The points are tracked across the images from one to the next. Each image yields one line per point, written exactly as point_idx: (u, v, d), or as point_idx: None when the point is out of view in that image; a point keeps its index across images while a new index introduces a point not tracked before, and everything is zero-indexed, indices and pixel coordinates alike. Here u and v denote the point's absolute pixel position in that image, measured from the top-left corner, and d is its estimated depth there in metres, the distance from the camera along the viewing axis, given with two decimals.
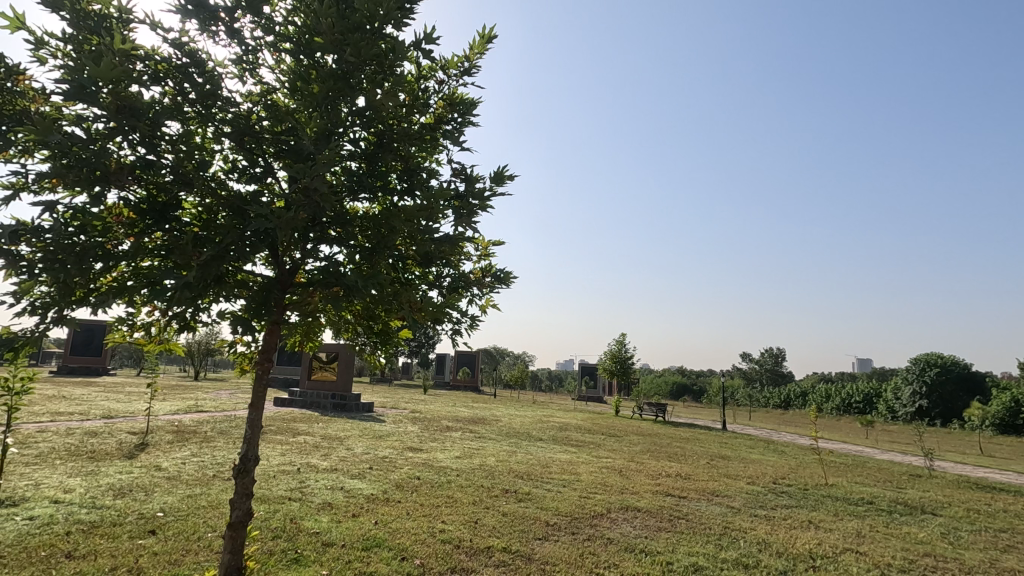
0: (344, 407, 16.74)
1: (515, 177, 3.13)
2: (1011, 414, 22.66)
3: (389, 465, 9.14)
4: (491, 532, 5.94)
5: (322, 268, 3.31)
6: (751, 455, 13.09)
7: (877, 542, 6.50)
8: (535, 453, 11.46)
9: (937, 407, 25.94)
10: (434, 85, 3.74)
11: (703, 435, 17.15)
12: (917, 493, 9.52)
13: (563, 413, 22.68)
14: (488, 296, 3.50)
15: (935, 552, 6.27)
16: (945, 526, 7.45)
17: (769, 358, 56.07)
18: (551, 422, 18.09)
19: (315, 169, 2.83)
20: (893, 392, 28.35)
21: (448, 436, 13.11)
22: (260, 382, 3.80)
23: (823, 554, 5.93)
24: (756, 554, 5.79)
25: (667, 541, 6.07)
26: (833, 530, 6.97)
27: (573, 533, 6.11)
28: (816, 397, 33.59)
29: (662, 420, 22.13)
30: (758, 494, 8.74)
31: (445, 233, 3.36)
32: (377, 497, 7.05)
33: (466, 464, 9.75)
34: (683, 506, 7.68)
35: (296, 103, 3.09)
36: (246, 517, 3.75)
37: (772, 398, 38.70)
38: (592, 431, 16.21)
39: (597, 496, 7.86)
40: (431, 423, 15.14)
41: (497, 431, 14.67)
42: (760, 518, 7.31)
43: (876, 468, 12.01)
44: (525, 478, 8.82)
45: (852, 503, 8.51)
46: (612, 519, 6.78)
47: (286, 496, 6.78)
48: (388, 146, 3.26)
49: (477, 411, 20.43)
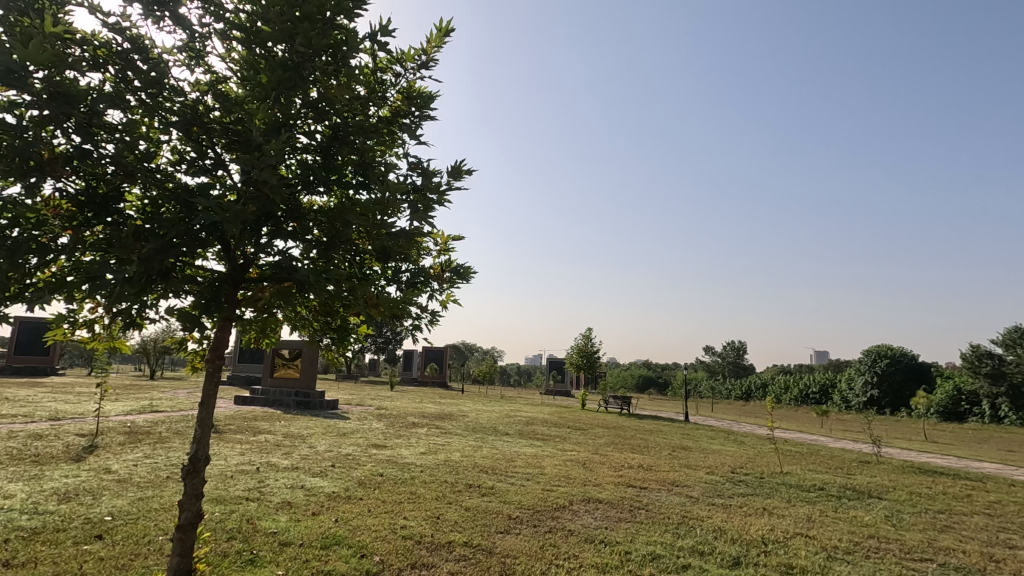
0: (308, 404, 16.47)
1: (473, 171, 3.13)
2: (954, 403, 24.15)
3: (353, 463, 9.04)
4: (453, 527, 5.95)
5: (275, 263, 3.25)
6: (711, 445, 13.46)
7: (825, 526, 6.79)
8: (500, 447, 11.51)
9: (887, 397, 27.21)
10: (392, 77, 3.69)
11: (666, 427, 17.52)
12: (865, 478, 9.98)
13: (530, 408, 22.81)
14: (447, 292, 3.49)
15: (879, 534, 6.59)
16: (889, 509, 7.84)
17: (732, 351, 57.85)
18: (518, 416, 18.20)
19: (264, 161, 2.76)
20: (847, 383, 29.57)
21: (414, 432, 13.05)
22: (210, 380, 3.70)
23: (775, 539, 6.16)
24: (711, 541, 5.97)
25: (627, 531, 6.20)
26: (786, 516, 7.24)
27: (534, 526, 6.18)
28: (775, 388, 34.71)
29: (627, 413, 22.53)
30: (717, 483, 9.01)
31: (402, 228, 3.33)
32: (339, 495, 6.97)
33: (431, 459, 9.73)
34: (643, 497, 7.84)
35: (246, 93, 3.01)
36: (195, 519, 3.66)
37: (733, 391, 39.84)
38: (558, 424, 16.41)
39: (561, 489, 7.95)
40: (396, 420, 15.04)
41: (464, 427, 14.65)
42: (717, 506, 7.54)
43: (827, 455, 12.53)
44: (489, 472, 8.86)
45: (805, 490, 8.84)
46: (574, 511, 6.88)
47: (243, 497, 6.62)
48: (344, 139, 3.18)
49: (445, 407, 20.36)
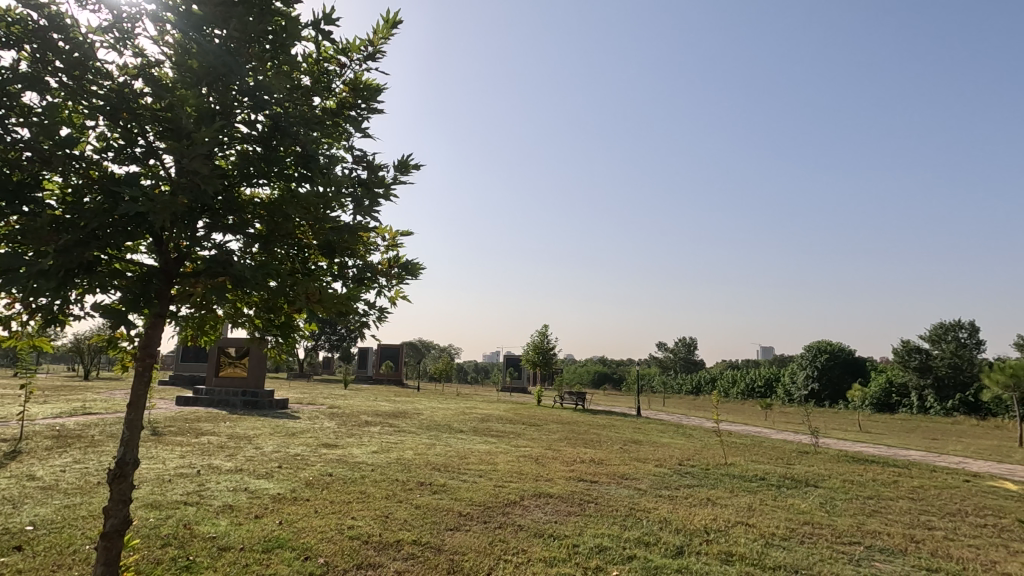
0: (256, 404, 15.94)
1: (420, 166, 3.07)
2: (886, 394, 25.70)
3: (301, 463, 8.81)
4: (401, 525, 5.88)
5: (211, 257, 3.10)
6: (660, 438, 13.81)
7: (764, 514, 7.08)
8: (454, 445, 11.47)
9: (826, 390, 28.69)
10: (337, 68, 3.60)
11: (618, 421, 17.88)
12: (803, 468, 10.47)
13: (486, 404, 22.81)
14: (397, 287, 3.41)
15: (813, 520, 6.93)
16: (824, 496, 8.26)
17: (683, 347, 59.76)
18: (474, 413, 18.15)
19: (194, 151, 2.62)
20: (790, 377, 30.96)
21: (367, 430, 12.83)
22: (140, 379, 3.50)
23: (716, 528, 6.38)
24: (656, 532, 6.12)
25: (575, 524, 6.29)
26: (728, 505, 7.51)
27: (484, 522, 6.18)
28: (723, 381, 35.96)
29: (582, 408, 22.90)
30: (665, 475, 9.26)
31: (346, 222, 3.23)
32: (284, 496, 6.77)
33: (382, 458, 9.59)
34: (593, 490, 7.98)
35: (179, 79, 2.86)
36: (122, 526, 3.47)
37: (684, 385, 41.08)
38: (513, 421, 16.47)
39: (512, 485, 7.99)
40: (348, 419, 14.75)
41: (418, 424, 14.52)
42: (664, 497, 7.75)
43: (769, 446, 13.08)
44: (441, 470, 8.81)
45: (747, 480, 9.21)
46: (524, 506, 6.93)
47: (181, 501, 6.34)
48: (286, 129, 3.04)
49: (400, 405, 20.09)
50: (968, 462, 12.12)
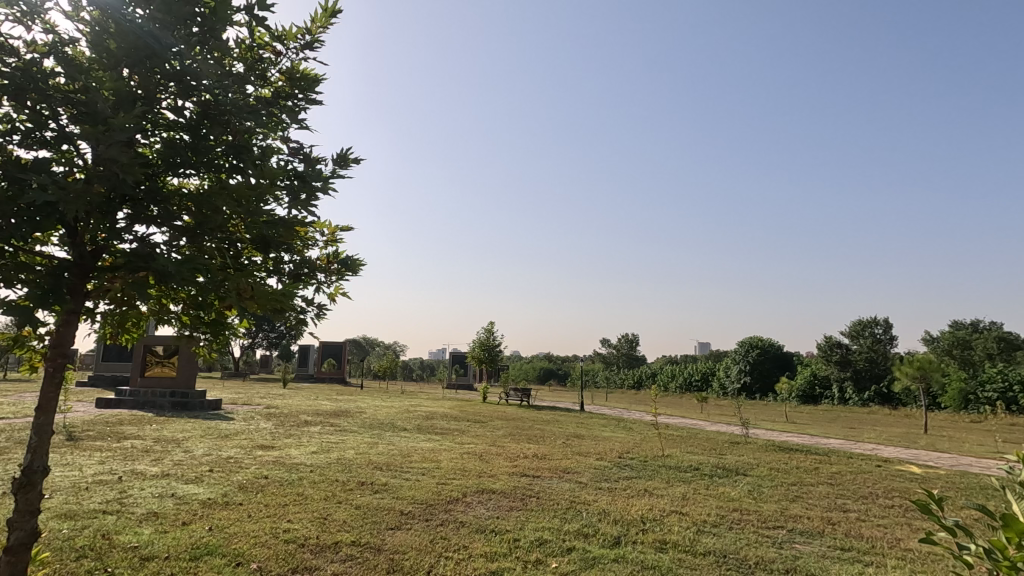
0: (186, 405, 15.13)
1: (360, 160, 3.00)
2: (810, 386, 27.54)
3: (234, 466, 8.45)
4: (340, 527, 5.76)
5: (132, 250, 2.90)
6: (602, 432, 14.15)
7: (697, 503, 7.41)
8: (397, 443, 11.32)
9: (757, 383, 30.37)
10: (273, 56, 3.47)
11: (562, 416, 18.18)
12: (734, 457, 11.02)
13: (431, 402, 22.62)
14: (338, 282, 3.31)
15: (742, 507, 7.32)
16: (752, 484, 8.74)
17: (625, 343, 61.52)
18: (418, 411, 17.95)
19: (112, 137, 2.46)
20: (724, 371, 32.45)
21: (306, 431, 12.45)
22: (49, 380, 3.24)
23: (652, 517, 6.63)
24: (595, 523, 6.29)
25: (517, 518, 6.36)
26: (663, 495, 7.82)
27: (426, 520, 6.15)
28: (662, 376, 37.25)
29: (527, 404, 23.14)
30: (605, 468, 9.52)
31: (281, 216, 3.10)
32: (215, 501, 6.47)
33: (322, 458, 9.34)
34: (536, 485, 8.10)
35: (97, 60, 2.68)
36: (29, 539, 3.21)
37: (626, 380, 42.27)
38: (457, 418, 16.43)
39: (455, 482, 7.98)
40: (286, 419, 14.25)
41: (360, 423, 14.21)
42: (603, 490, 7.97)
43: (703, 438, 13.66)
44: (383, 469, 8.67)
45: (682, 470, 9.61)
46: (467, 503, 6.94)
47: (100, 510, 5.95)
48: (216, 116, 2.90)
49: (341, 404, 19.59)
50: (880, 448, 13.12)
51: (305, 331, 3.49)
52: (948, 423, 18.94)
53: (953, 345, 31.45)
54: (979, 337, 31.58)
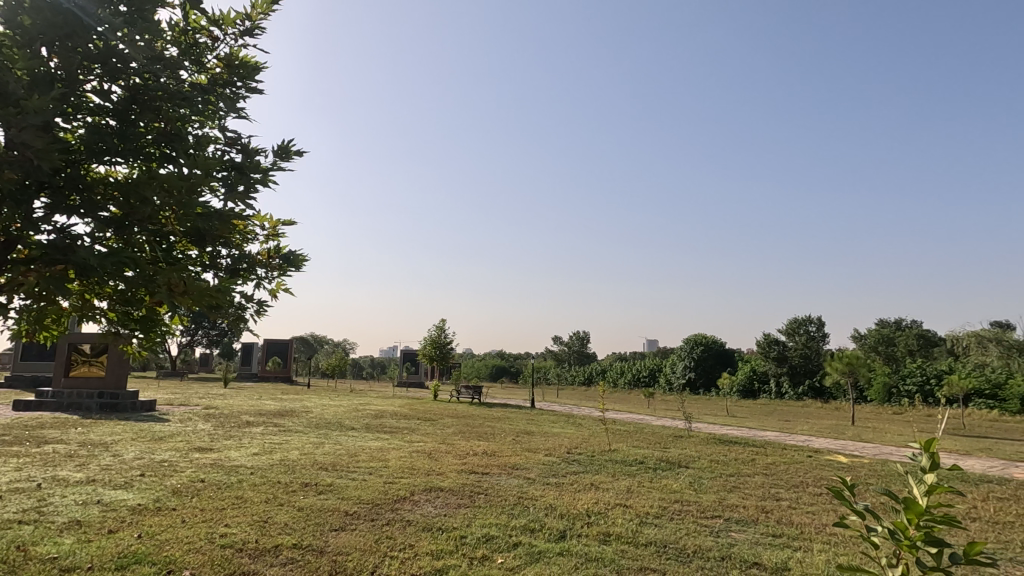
0: (116, 407, 14.29)
1: (303, 153, 2.90)
2: (750, 381, 28.82)
3: (168, 470, 8.06)
4: (281, 529, 5.60)
5: (51, 241, 2.70)
6: (551, 428, 14.32)
7: (641, 495, 7.63)
8: (344, 443, 11.08)
9: (701, 378, 31.51)
10: (210, 41, 3.32)
11: (513, 413, 18.29)
12: (677, 451, 11.40)
13: (381, 400, 22.26)
14: (280, 278, 3.18)
15: (683, 498, 7.60)
16: (693, 476, 9.07)
17: (576, 341, 62.40)
18: (366, 410, 17.63)
19: (26, 120, 2.28)
20: (670, 368, 33.47)
21: (247, 431, 12.00)
22: None
23: (597, 510, 6.77)
24: (542, 518, 6.38)
25: (464, 516, 6.36)
26: (609, 489, 8.01)
27: (372, 520, 6.06)
28: (612, 372, 38.05)
29: (478, 401, 23.13)
30: (553, 464, 9.65)
31: (218, 209, 2.95)
32: (146, 507, 6.15)
33: (264, 460, 9.03)
34: (484, 482, 8.12)
35: (10, 36, 2.48)
36: None
37: (577, 376, 42.94)
38: (407, 416, 16.24)
39: (403, 481, 7.89)
40: (226, 420, 13.69)
41: (305, 423, 13.83)
42: (551, 485, 8.08)
43: (648, 432, 14.05)
44: (329, 469, 8.48)
45: (628, 464, 9.87)
46: (415, 502, 6.88)
47: (14, 520, 5.54)
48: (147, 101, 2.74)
49: (286, 403, 18.99)
50: (811, 439, 13.88)
51: (244, 329, 3.34)
52: (873, 415, 20.24)
53: (878, 342, 33.61)
54: (901, 334, 33.90)
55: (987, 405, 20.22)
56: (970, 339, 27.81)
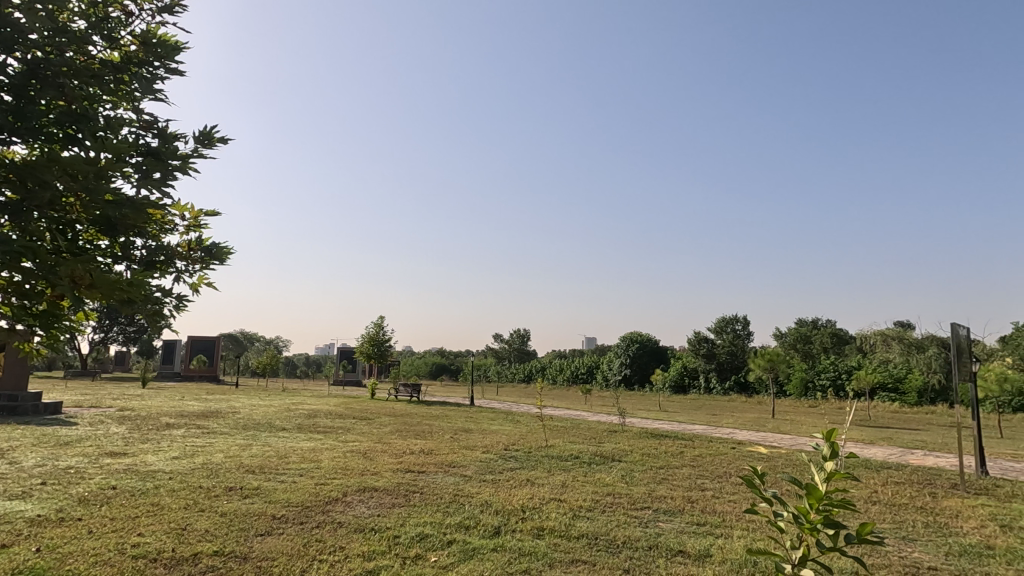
0: (15, 411, 13.04)
1: (228, 139, 2.70)
2: (682, 377, 30.06)
3: (74, 477, 7.45)
4: (201, 537, 5.31)
5: None
6: (489, 426, 14.36)
7: (575, 490, 7.80)
8: (273, 444, 10.65)
9: (636, 375, 32.53)
10: (124, 18, 3.07)
11: (452, 411, 18.19)
12: (611, 445, 11.73)
13: (315, 400, 21.53)
14: (203, 272, 2.93)
15: (615, 491, 7.83)
16: (625, 470, 9.36)
17: (517, 338, 62.84)
18: (299, 410, 16.99)
19: None
20: (607, 365, 34.34)
21: (167, 434, 11.28)
22: None
23: (532, 506, 6.85)
24: (477, 515, 6.38)
25: (398, 515, 6.27)
26: (544, 484, 8.12)
27: (301, 523, 5.86)
28: (551, 370, 38.58)
29: (417, 399, 22.85)
30: (490, 461, 9.68)
31: (131, 196, 2.70)
32: (47, 518, 5.67)
33: (185, 464, 8.53)
34: (420, 480, 8.03)
35: None
36: None
37: (517, 374, 43.26)
38: (342, 415, 15.82)
39: (335, 481, 7.68)
40: (143, 422, 12.82)
41: (232, 424, 13.18)
42: (487, 482, 8.10)
43: (584, 427, 14.38)
44: (256, 472, 8.12)
45: (563, 459, 10.06)
46: (347, 502, 6.71)
47: None
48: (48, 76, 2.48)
49: (211, 404, 18.01)
50: (735, 432, 14.65)
51: (163, 328, 3.06)
52: (791, 409, 21.59)
53: (797, 339, 35.93)
54: (817, 333, 36.37)
55: (889, 398, 22.04)
56: (876, 338, 30.23)
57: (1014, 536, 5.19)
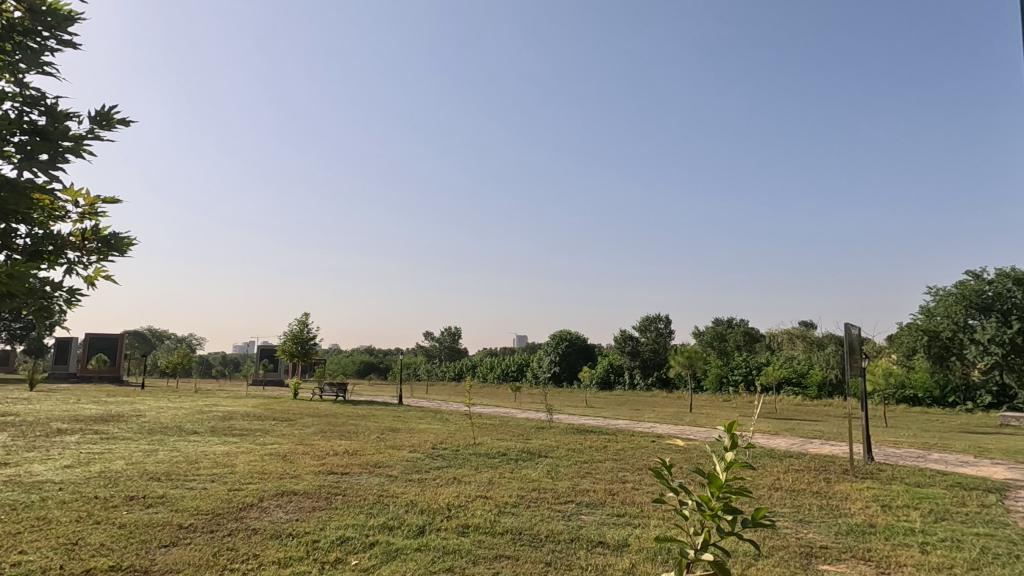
0: None
1: (130, 120, 2.42)
2: (609, 374, 31.09)
3: None
4: (95, 551, 4.89)
5: None
6: (418, 425, 14.18)
7: (501, 486, 7.87)
8: (182, 449, 9.96)
9: (565, 372, 33.29)
10: None
11: (379, 410, 17.82)
12: (538, 441, 11.92)
13: (231, 401, 20.35)
14: (100, 265, 2.63)
15: (541, 486, 7.96)
16: (551, 465, 9.56)
17: (447, 336, 62.42)
18: (213, 412, 16.01)
19: None
20: (537, 362, 34.89)
21: (58, 441, 10.26)
22: None
23: (457, 504, 6.84)
24: (401, 515, 6.29)
25: (318, 519, 6.06)
26: (471, 482, 8.13)
27: (210, 532, 5.53)
28: (482, 368, 38.66)
29: (342, 399, 22.18)
30: (417, 460, 9.57)
31: (12, 180, 2.36)
32: None
33: (79, 472, 7.81)
34: (343, 482, 7.80)
35: None
36: None
37: (448, 372, 42.99)
38: (261, 417, 15.09)
39: (251, 486, 7.30)
40: (29, 428, 11.59)
41: (135, 429, 12.19)
42: (413, 481, 8.00)
43: (513, 425, 14.51)
44: (161, 479, 7.56)
45: (491, 457, 10.12)
46: (263, 508, 6.41)
47: None
48: None
49: (110, 407, 16.57)
50: (655, 426, 15.31)
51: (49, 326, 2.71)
52: (707, 403, 22.86)
53: (713, 337, 38.18)
54: (731, 331, 38.80)
55: (793, 393, 23.94)
56: (783, 336, 32.71)
57: (892, 514, 5.78)
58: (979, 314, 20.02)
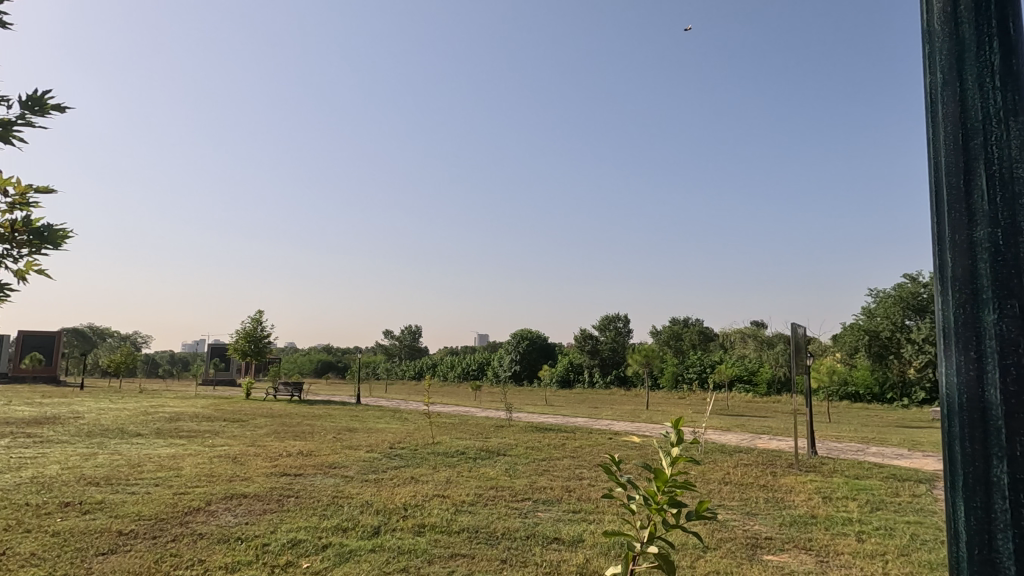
0: None
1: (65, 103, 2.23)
2: (568, 373, 31.40)
3: None
4: (25, 562, 4.62)
5: None
6: (375, 424, 13.96)
7: (459, 485, 7.85)
8: (125, 452, 9.50)
9: (525, 370, 33.44)
10: None
11: (335, 410, 17.45)
12: (497, 440, 11.94)
13: (179, 401, 19.55)
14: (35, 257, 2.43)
15: (499, 484, 7.98)
16: (509, 463, 9.59)
17: (407, 335, 61.58)
18: (158, 413, 15.31)
19: None
20: (497, 361, 34.90)
21: None
22: None
23: (414, 503, 6.79)
24: (356, 516, 6.19)
25: (269, 522, 5.90)
26: (428, 481, 8.08)
27: (153, 538, 5.31)
28: (442, 366, 38.39)
29: (297, 399, 21.60)
30: (373, 460, 9.43)
31: None
32: None
33: (7, 478, 7.34)
34: (296, 484, 7.62)
35: None
36: None
37: (409, 372, 42.51)
38: (211, 418, 14.55)
39: (197, 490, 7.03)
40: None
41: (73, 431, 11.55)
42: (369, 482, 7.88)
43: (471, 423, 14.49)
44: (101, 484, 7.20)
45: (449, 456, 10.07)
46: (210, 512, 6.19)
47: None
48: None
49: (46, 409, 15.64)
50: (612, 424, 15.58)
51: None
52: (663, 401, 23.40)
53: (670, 336, 39.11)
54: (687, 331, 39.84)
55: (744, 389, 24.84)
56: (736, 335, 33.81)
57: (831, 505, 6.07)
58: (915, 315, 21.46)
